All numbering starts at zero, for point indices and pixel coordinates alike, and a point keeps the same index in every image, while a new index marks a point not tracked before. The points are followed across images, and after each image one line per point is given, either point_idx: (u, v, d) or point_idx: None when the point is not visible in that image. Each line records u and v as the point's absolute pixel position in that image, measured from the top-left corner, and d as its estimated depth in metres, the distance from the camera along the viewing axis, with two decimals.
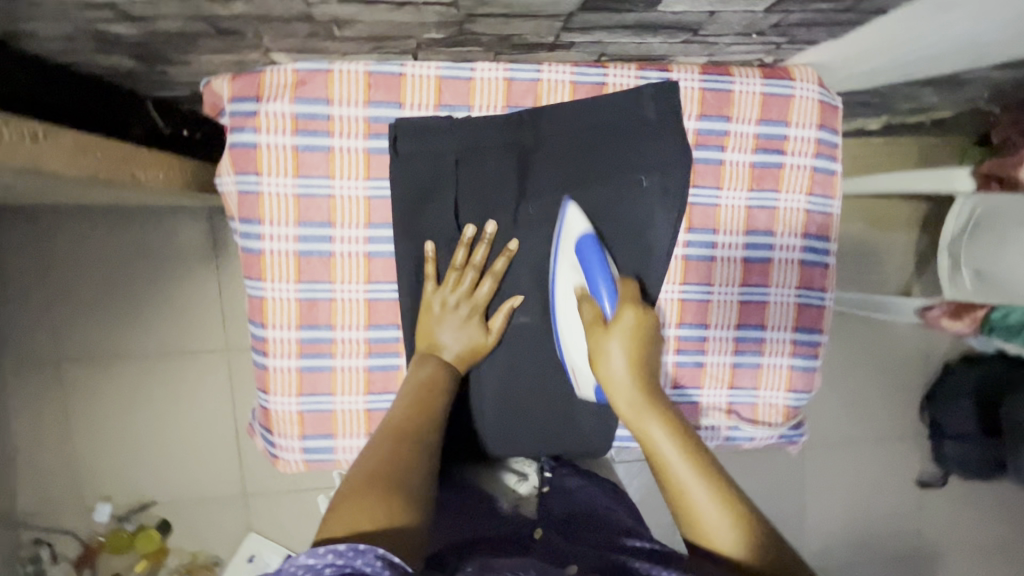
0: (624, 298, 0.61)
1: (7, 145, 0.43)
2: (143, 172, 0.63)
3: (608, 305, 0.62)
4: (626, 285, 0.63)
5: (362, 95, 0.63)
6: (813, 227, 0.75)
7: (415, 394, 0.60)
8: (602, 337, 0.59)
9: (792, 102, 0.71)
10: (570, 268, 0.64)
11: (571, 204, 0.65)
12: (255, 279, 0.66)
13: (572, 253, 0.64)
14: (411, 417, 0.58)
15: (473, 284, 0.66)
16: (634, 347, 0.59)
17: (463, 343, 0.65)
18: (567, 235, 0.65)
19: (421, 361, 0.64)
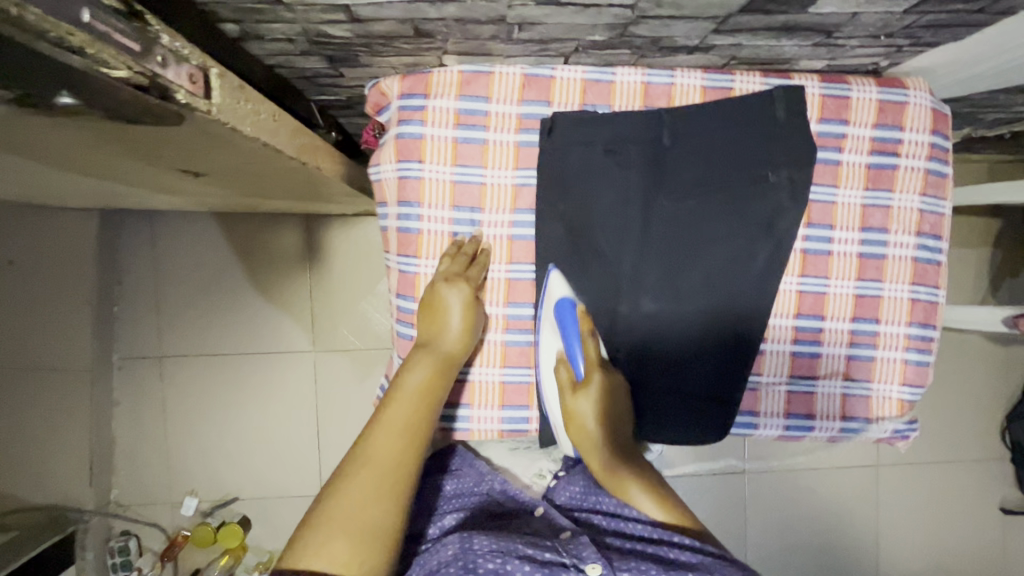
0: (591, 361, 0.71)
1: (262, 122, 0.52)
2: (321, 162, 0.72)
3: (579, 369, 0.72)
4: (586, 343, 0.72)
5: (516, 94, 0.70)
6: (927, 225, 0.76)
7: (418, 385, 0.65)
8: (572, 400, 0.72)
9: (907, 108, 0.74)
10: (549, 330, 0.72)
11: (555, 273, 0.71)
12: (410, 257, 0.72)
13: (550, 314, 0.71)
14: (411, 418, 0.63)
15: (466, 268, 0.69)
16: (603, 407, 0.71)
17: (462, 324, 0.68)
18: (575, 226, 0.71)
19: (419, 358, 0.66)
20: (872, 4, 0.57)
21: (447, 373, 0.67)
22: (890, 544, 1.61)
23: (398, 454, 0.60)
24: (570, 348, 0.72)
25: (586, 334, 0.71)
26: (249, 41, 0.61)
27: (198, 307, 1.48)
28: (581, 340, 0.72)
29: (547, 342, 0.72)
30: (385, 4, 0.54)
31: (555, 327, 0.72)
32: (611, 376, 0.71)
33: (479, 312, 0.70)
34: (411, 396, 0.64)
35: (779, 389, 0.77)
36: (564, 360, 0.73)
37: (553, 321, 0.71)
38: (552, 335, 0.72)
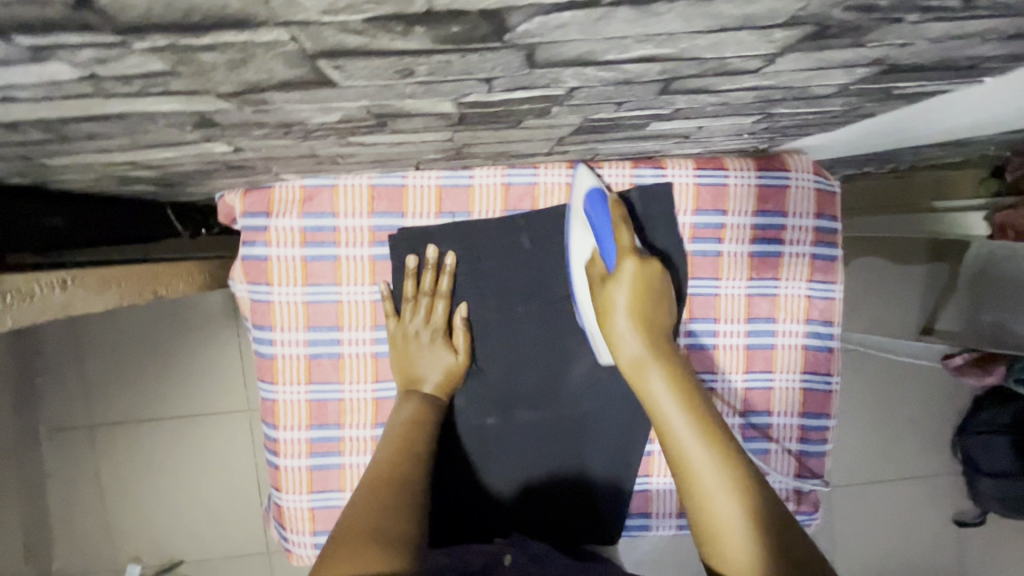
0: (624, 250, 0.62)
1: (38, 303, 0.48)
2: (166, 286, 0.67)
3: (610, 262, 0.62)
4: (620, 231, 0.62)
5: (366, 206, 0.66)
6: (816, 311, 0.73)
7: (406, 420, 0.63)
8: (603, 288, 0.61)
9: (789, 192, 0.70)
10: (581, 227, 0.65)
11: (582, 165, 0.66)
12: (267, 382, 0.68)
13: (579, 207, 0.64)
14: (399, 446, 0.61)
15: (432, 310, 0.67)
16: (637, 298, 0.60)
17: (439, 369, 0.67)
18: (578, 189, 0.65)
19: (404, 396, 0.66)
20: (713, 121, 0.52)
21: (437, 412, 0.66)
22: (846, 564, 1.63)
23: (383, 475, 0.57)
24: (601, 241, 0.63)
25: (620, 221, 0.63)
26: (49, 183, 0.56)
27: (127, 374, 1.44)
28: (613, 229, 0.63)
29: (580, 240, 0.65)
30: (173, 156, 0.49)
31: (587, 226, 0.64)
32: (654, 269, 0.61)
33: (460, 363, 0.67)
34: (399, 425, 0.63)
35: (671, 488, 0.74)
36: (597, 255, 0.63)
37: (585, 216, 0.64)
38: (584, 233, 0.64)
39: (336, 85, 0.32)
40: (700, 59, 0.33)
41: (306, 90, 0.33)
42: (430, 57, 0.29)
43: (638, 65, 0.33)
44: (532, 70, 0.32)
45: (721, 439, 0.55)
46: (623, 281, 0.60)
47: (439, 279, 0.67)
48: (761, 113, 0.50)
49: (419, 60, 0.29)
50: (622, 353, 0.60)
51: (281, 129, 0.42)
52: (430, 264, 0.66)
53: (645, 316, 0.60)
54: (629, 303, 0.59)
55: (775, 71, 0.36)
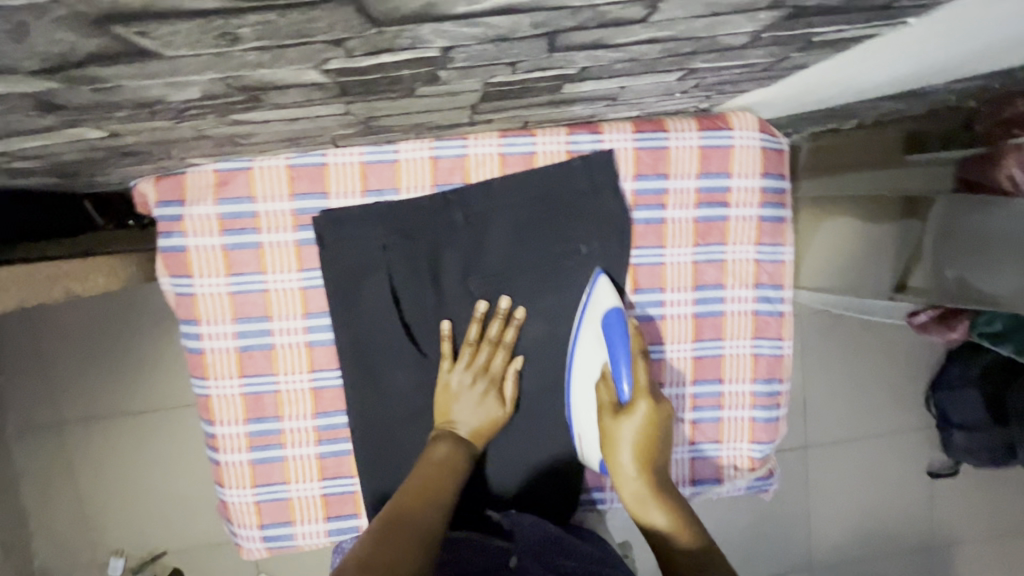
0: (639, 388, 0.62)
1: None
2: (81, 282, 0.64)
3: (623, 394, 0.62)
4: (637, 366, 0.62)
5: (286, 188, 0.63)
6: (765, 276, 0.70)
7: (438, 463, 0.62)
8: (613, 423, 0.62)
9: (733, 153, 0.67)
10: (594, 341, 0.65)
11: (602, 275, 0.66)
12: (199, 378, 0.66)
13: (597, 324, 0.65)
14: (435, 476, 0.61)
15: (490, 360, 0.66)
16: (646, 435, 0.61)
17: (480, 418, 0.66)
18: (597, 304, 0.65)
19: (435, 438, 0.65)
20: (633, 80, 0.49)
21: (468, 453, 0.65)
22: (821, 519, 1.67)
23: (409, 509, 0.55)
24: (615, 366, 0.63)
25: (637, 353, 0.63)
26: None
27: (93, 373, 1.43)
28: (630, 360, 0.62)
29: (590, 353, 0.65)
30: (45, 144, 0.45)
31: (601, 343, 0.64)
32: (664, 412, 0.62)
33: (502, 414, 0.67)
34: (430, 469, 0.61)
35: None
36: (607, 378, 0.64)
37: (600, 334, 0.64)
38: (597, 347, 0.65)
39: (159, 55, 0.28)
40: (570, 9, 0.29)
41: (133, 63, 0.30)
42: (245, 17, 0.25)
43: (502, 18, 0.30)
44: (378, 27, 0.28)
45: (698, 530, 0.58)
46: (627, 422, 0.61)
47: (366, 258, 0.63)
48: (682, 69, 0.47)
49: (235, 21, 0.26)
50: (623, 487, 0.62)
51: (144, 109, 0.39)
52: (358, 244, 0.63)
53: (649, 461, 0.61)
54: (632, 445, 0.61)
55: (664, 20, 0.33)
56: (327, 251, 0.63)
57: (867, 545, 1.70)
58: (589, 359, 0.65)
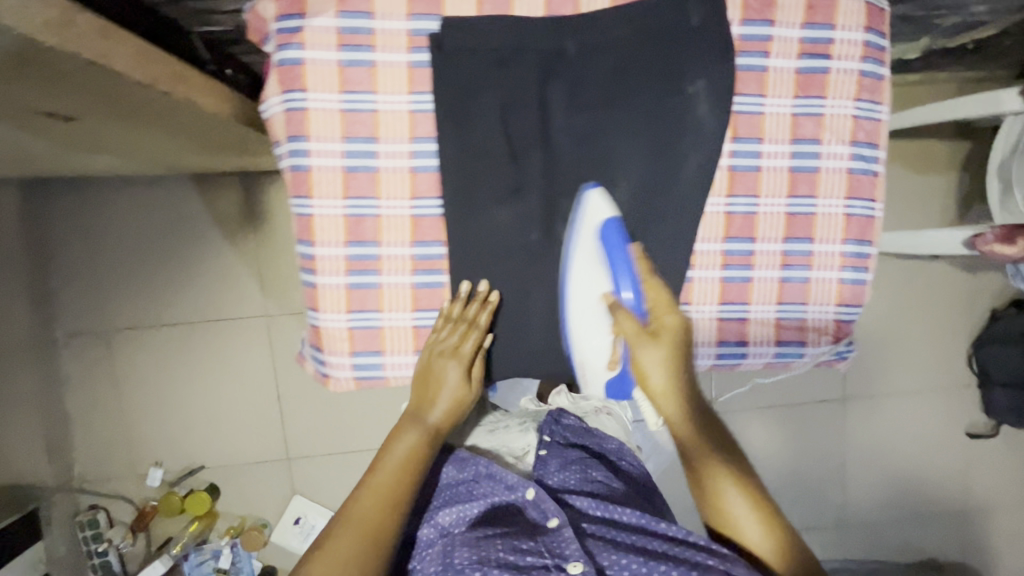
0: (662, 305, 0.66)
1: (78, 33, 0.46)
2: (198, 93, 0.66)
3: (642, 313, 0.66)
4: (648, 287, 0.66)
5: (404, 7, 0.64)
6: (862, 133, 0.71)
7: (400, 460, 0.67)
8: (647, 346, 0.65)
9: (837, 3, 0.68)
10: (591, 256, 0.67)
11: (596, 187, 0.66)
12: (303, 197, 0.67)
13: (593, 242, 0.66)
14: (400, 472, 0.66)
15: (460, 339, 0.68)
16: (674, 364, 0.66)
17: (449, 400, 0.70)
18: (589, 217, 0.66)
19: (405, 428, 0.70)
20: None
21: (435, 445, 0.70)
22: (855, 474, 1.67)
23: (371, 517, 0.63)
24: (616, 283, 0.66)
25: (645, 274, 0.66)
26: None
27: (138, 278, 1.43)
28: (636, 279, 0.66)
29: (584, 271, 0.67)
30: None
31: (601, 261, 0.67)
32: (687, 328, 0.66)
33: (470, 395, 0.71)
34: (396, 466, 0.67)
35: (710, 317, 0.74)
36: (617, 303, 0.66)
37: (599, 251, 0.66)
38: (595, 263, 0.67)
39: None
40: None
41: None
42: None
43: None
44: None
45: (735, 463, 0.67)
46: (663, 342, 0.65)
47: (476, 77, 0.64)
48: None
49: None
50: (664, 405, 0.68)
51: None
52: (472, 57, 0.64)
53: (679, 376, 0.67)
54: (665, 367, 0.66)
55: None
56: (441, 69, 0.64)
57: (901, 506, 1.69)
58: (589, 288, 0.67)
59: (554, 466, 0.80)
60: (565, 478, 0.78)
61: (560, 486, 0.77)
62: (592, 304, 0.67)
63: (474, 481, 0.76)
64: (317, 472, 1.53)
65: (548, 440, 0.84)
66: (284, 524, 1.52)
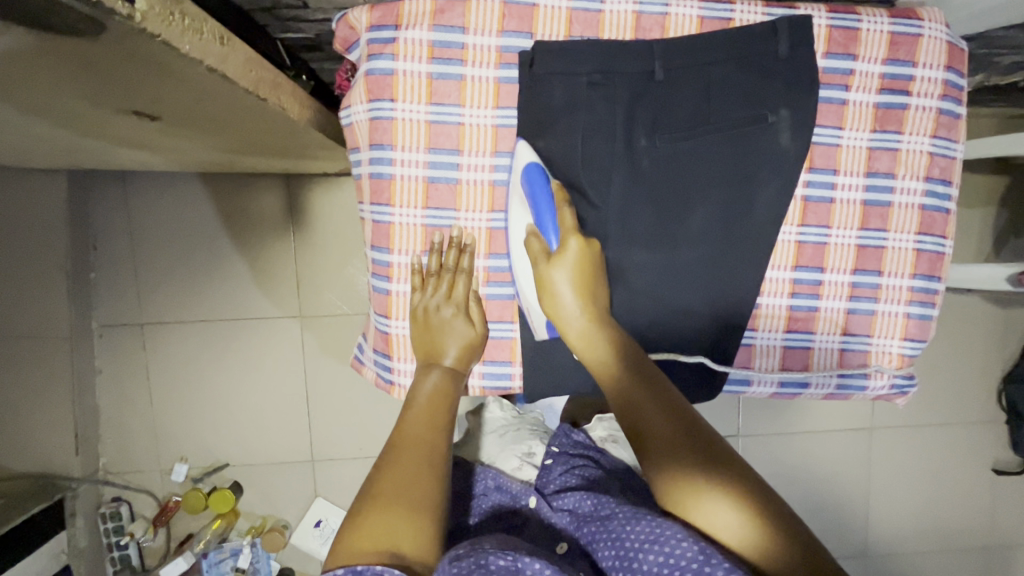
0: (568, 229, 0.65)
1: (204, 43, 0.47)
2: (285, 101, 0.67)
3: (553, 239, 0.65)
4: (563, 211, 0.65)
5: (496, 24, 0.65)
6: (937, 169, 0.71)
7: (429, 397, 0.65)
8: (545, 267, 0.64)
9: (921, 41, 0.68)
10: (518, 202, 0.66)
11: (521, 139, 0.65)
12: (383, 205, 0.68)
13: (520, 184, 0.65)
14: (431, 405, 0.64)
15: (453, 287, 0.68)
16: (579, 277, 0.64)
17: (459, 344, 0.68)
18: (518, 163, 0.65)
19: (423, 370, 0.67)
20: None
21: (456, 383, 0.67)
22: (880, 505, 1.65)
23: (424, 437, 0.61)
24: (539, 219, 0.65)
25: (560, 202, 0.65)
26: None
27: (176, 273, 1.44)
28: (555, 208, 0.65)
29: (516, 215, 0.67)
30: None
31: (526, 201, 0.66)
32: (593, 249, 0.65)
33: (477, 334, 0.69)
34: (421, 406, 0.64)
35: (776, 344, 0.74)
36: (539, 235, 0.66)
37: (525, 195, 0.66)
38: (520, 208, 0.66)
39: None
40: None
41: None
42: None
43: None
44: None
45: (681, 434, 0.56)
46: (566, 266, 0.64)
47: (561, 97, 0.65)
48: None
49: None
50: (569, 330, 0.64)
51: None
52: (560, 78, 0.65)
53: (590, 296, 0.64)
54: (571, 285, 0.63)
55: None
56: (529, 89, 0.65)
57: (924, 539, 1.67)
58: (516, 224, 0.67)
59: (558, 471, 0.81)
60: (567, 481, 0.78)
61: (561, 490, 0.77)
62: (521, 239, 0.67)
63: (484, 493, 0.80)
64: (341, 475, 1.52)
65: (556, 450, 0.86)
66: (305, 527, 1.50)
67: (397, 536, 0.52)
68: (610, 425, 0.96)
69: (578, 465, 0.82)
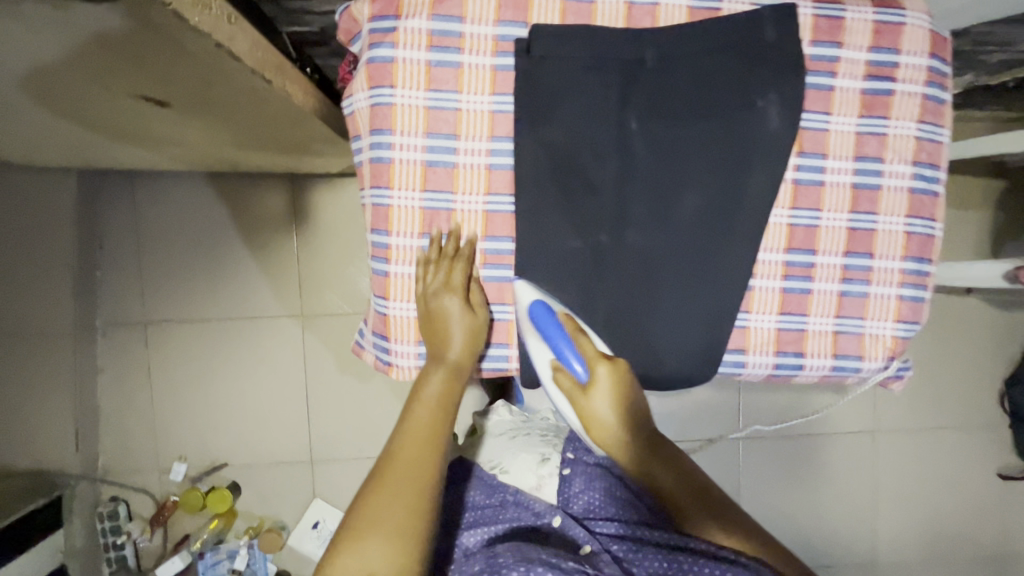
0: (591, 358, 0.66)
1: (213, 19, 0.50)
2: (290, 87, 0.69)
3: (581, 372, 0.67)
4: (580, 340, 0.67)
5: (492, 14, 0.68)
6: (924, 154, 0.73)
7: (432, 399, 0.67)
8: (586, 402, 0.67)
9: (904, 30, 0.71)
10: (530, 334, 0.69)
11: (520, 280, 0.70)
12: (382, 188, 0.69)
13: (527, 321, 0.69)
14: (433, 413, 0.67)
15: (450, 274, 0.69)
16: (617, 401, 0.66)
17: (461, 329, 0.69)
18: (521, 304, 0.69)
19: (429, 369, 0.70)
20: None
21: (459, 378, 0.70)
22: (885, 511, 1.63)
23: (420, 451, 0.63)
24: (559, 353, 0.67)
25: (560, 270, 0.70)
26: None
27: (181, 272, 1.46)
28: (570, 339, 0.67)
29: (539, 350, 0.69)
30: None
31: (537, 334, 0.68)
32: (625, 372, 0.66)
33: (478, 319, 0.70)
34: (430, 407, 0.67)
35: (770, 327, 0.74)
36: (562, 368, 0.68)
37: (533, 328, 0.68)
38: (540, 347, 0.69)
39: None
40: None
41: None
42: None
43: None
44: None
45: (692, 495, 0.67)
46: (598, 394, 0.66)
47: (555, 83, 0.67)
48: None
49: None
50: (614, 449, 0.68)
51: None
52: (554, 64, 0.67)
53: (626, 406, 0.66)
54: (610, 404, 0.66)
55: None
56: (525, 75, 0.67)
57: (931, 546, 1.65)
58: (540, 356, 0.69)
59: (577, 487, 0.81)
60: (589, 502, 0.78)
61: (586, 511, 0.77)
62: (547, 371, 0.69)
63: (501, 506, 0.79)
64: (340, 476, 1.52)
65: (572, 457, 0.85)
66: (302, 528, 1.49)
67: (384, 555, 0.55)
68: None
69: (600, 479, 0.81)
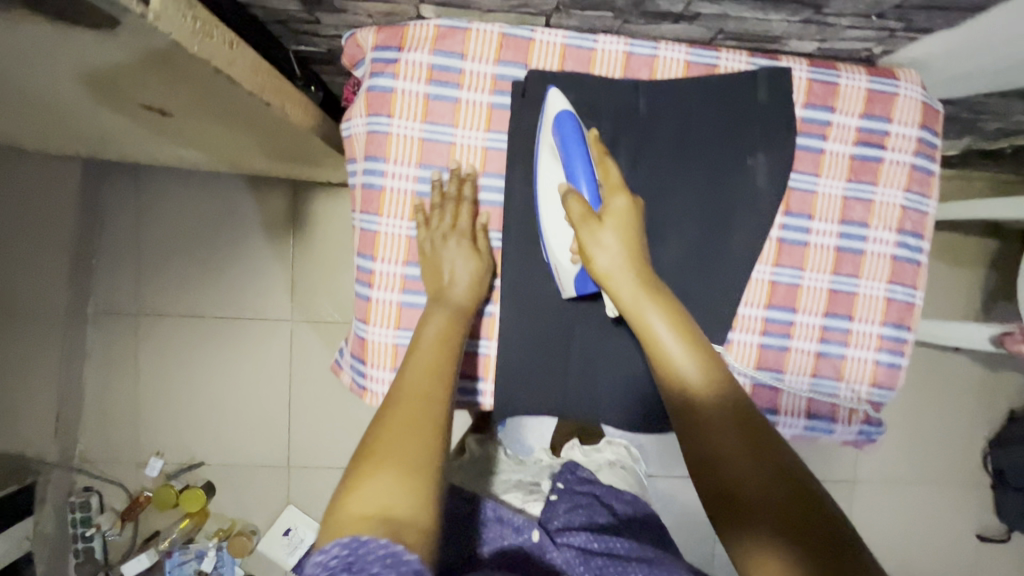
0: (613, 186, 0.63)
1: (214, 45, 0.52)
2: (289, 107, 0.71)
3: (595, 202, 0.63)
4: (604, 166, 0.64)
5: (493, 53, 0.69)
6: (909, 223, 0.74)
7: (433, 336, 0.62)
8: (597, 228, 0.61)
9: (896, 100, 0.72)
10: (550, 154, 0.66)
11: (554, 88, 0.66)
12: (372, 214, 0.71)
13: (551, 134, 0.66)
14: (437, 344, 0.61)
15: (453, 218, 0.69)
16: (629, 235, 0.62)
17: (466, 278, 0.67)
18: (550, 114, 0.66)
19: (429, 311, 0.65)
20: None
21: (461, 324, 0.65)
22: None
23: (428, 382, 0.56)
24: (572, 169, 0.64)
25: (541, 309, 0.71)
26: None
27: (175, 267, 1.47)
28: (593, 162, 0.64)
29: (552, 172, 0.66)
30: None
31: (559, 155, 0.65)
32: (638, 208, 0.63)
33: (483, 266, 0.69)
34: (430, 344, 0.61)
35: (745, 381, 0.75)
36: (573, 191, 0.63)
37: (556, 143, 0.65)
38: (554, 160, 0.66)
39: None
40: None
41: None
42: None
43: None
44: None
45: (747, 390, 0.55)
46: (611, 224, 0.61)
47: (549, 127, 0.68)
48: None
49: None
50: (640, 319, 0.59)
51: None
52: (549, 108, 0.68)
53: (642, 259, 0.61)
54: (621, 243, 0.61)
55: None
56: (520, 114, 0.68)
57: None
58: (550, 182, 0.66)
59: (561, 511, 0.77)
60: (571, 520, 0.75)
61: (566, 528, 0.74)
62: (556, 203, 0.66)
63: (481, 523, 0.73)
64: (315, 483, 1.51)
65: (562, 488, 0.83)
66: (273, 534, 1.49)
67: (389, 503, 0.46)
68: (618, 452, 1.04)
69: (585, 508, 0.78)
